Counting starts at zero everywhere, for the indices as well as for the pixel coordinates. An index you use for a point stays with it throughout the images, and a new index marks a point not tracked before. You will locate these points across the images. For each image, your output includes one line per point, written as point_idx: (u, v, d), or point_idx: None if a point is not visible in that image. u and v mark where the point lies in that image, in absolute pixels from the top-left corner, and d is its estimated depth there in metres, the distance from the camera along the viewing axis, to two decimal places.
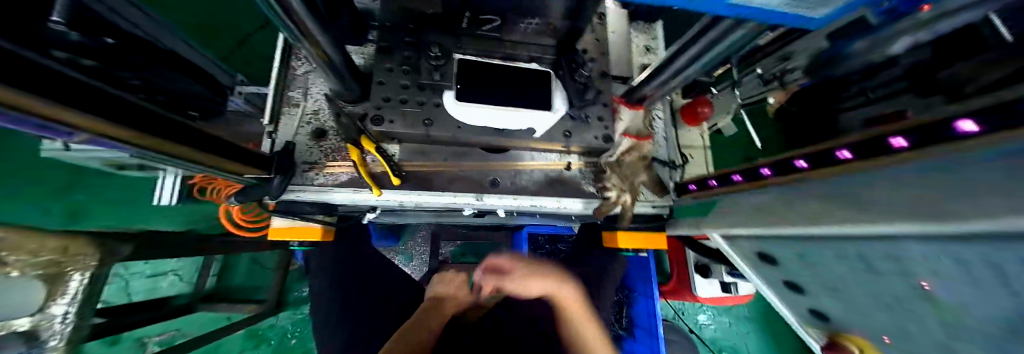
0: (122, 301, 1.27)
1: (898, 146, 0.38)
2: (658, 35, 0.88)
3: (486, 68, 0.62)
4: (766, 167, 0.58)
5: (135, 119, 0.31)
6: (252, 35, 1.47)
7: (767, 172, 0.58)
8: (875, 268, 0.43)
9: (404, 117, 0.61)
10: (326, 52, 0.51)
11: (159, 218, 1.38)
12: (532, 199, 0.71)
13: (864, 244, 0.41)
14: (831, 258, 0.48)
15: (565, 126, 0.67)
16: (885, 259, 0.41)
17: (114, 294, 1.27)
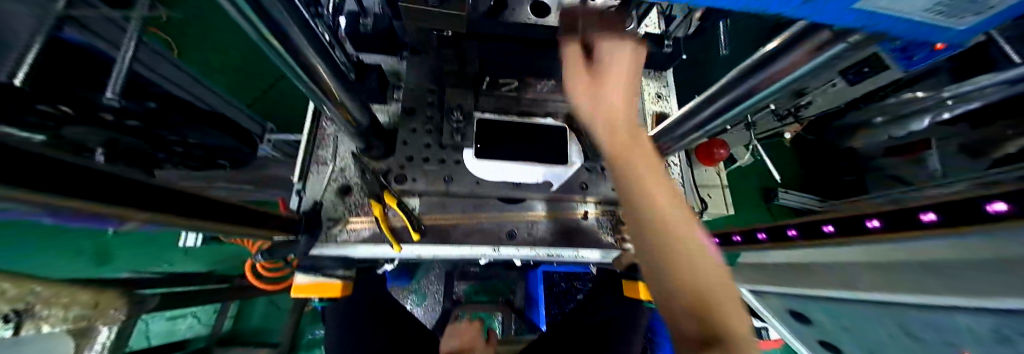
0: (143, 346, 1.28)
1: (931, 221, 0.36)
2: (669, 83, 0.91)
3: (502, 126, 0.65)
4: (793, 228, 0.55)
5: (172, 204, 0.33)
6: (276, 85, 1.60)
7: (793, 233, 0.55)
8: (918, 338, 0.44)
9: (426, 175, 0.64)
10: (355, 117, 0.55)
11: (183, 258, 1.43)
12: (550, 250, 0.70)
13: (901, 309, 0.42)
14: (869, 324, 0.49)
15: (580, 178, 0.68)
16: (927, 329, 0.42)
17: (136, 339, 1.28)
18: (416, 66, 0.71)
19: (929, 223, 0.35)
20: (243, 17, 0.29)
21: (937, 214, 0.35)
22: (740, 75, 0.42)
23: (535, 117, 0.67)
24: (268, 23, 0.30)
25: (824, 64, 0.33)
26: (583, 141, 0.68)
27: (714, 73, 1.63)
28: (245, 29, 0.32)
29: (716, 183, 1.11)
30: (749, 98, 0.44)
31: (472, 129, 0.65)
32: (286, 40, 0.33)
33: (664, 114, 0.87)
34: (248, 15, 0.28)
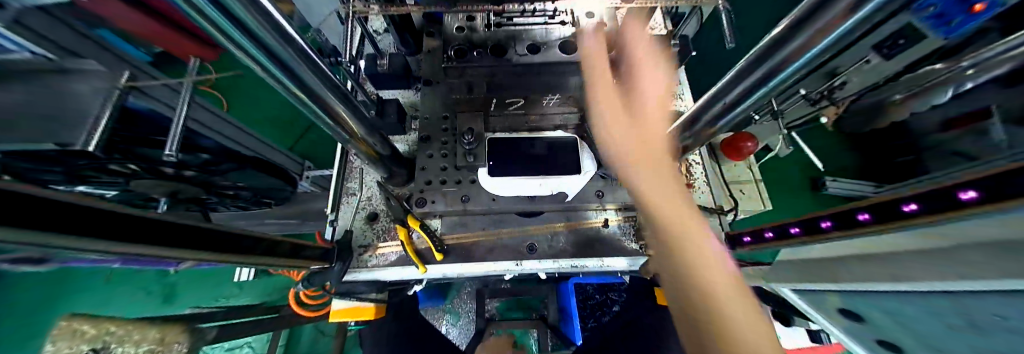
0: None
1: (969, 198, 0.29)
2: (682, 82, 0.90)
3: (511, 143, 0.69)
4: (825, 218, 0.49)
5: (212, 243, 0.37)
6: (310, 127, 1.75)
7: (826, 224, 0.48)
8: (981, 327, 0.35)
9: (444, 197, 0.66)
10: (374, 148, 0.60)
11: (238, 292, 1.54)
12: (574, 261, 0.69)
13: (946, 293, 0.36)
14: (922, 315, 0.41)
15: (596, 186, 0.68)
16: (992, 318, 0.34)
17: None
18: (430, 95, 0.74)
19: (967, 202, 0.29)
20: (266, 70, 0.33)
21: (975, 191, 0.29)
22: (748, 66, 0.41)
23: (544, 131, 0.70)
24: (287, 74, 0.34)
25: (824, 49, 0.33)
26: (594, 150, 0.68)
27: (728, 67, 1.58)
28: (270, 82, 0.36)
29: (750, 179, 1.05)
30: (761, 87, 0.43)
31: (483, 149, 0.67)
32: (305, 87, 0.37)
33: (680, 113, 0.85)
34: (268, 67, 0.32)
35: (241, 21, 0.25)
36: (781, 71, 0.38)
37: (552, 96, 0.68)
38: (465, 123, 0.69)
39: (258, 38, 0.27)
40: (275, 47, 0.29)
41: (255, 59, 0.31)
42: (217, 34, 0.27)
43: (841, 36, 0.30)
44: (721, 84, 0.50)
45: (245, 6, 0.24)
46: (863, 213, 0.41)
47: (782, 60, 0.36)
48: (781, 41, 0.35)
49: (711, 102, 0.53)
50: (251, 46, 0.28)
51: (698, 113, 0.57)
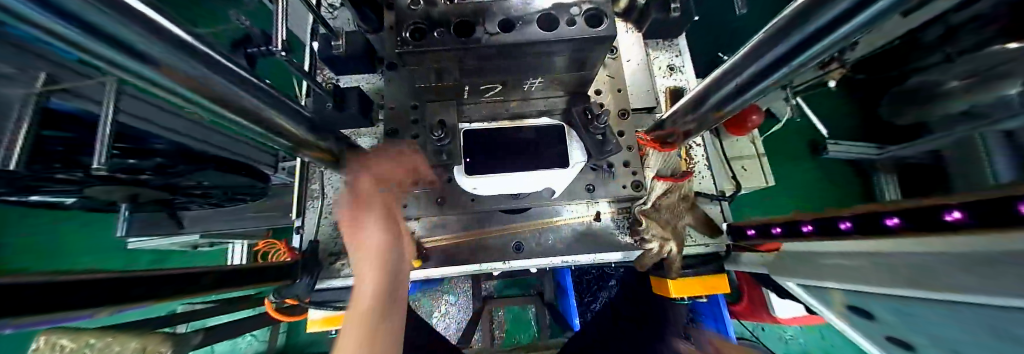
0: None
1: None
2: (683, 51, 0.79)
3: (488, 135, 0.61)
4: (845, 219, 0.41)
5: (126, 290, 0.30)
6: None
7: (845, 225, 0.41)
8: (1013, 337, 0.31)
9: (417, 199, 0.60)
10: (330, 152, 0.52)
11: None
12: (565, 258, 0.65)
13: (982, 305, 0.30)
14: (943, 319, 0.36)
15: (586, 179, 0.60)
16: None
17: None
18: (396, 82, 0.66)
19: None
20: (151, 82, 0.26)
21: None
22: (765, 40, 0.33)
23: (527, 118, 0.63)
24: (183, 81, 0.27)
25: (875, 19, 0.25)
26: (584, 140, 0.60)
27: (729, 33, 1.44)
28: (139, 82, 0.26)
29: (752, 154, 0.97)
30: (782, 65, 0.35)
31: (457, 145, 0.59)
32: (216, 96, 0.30)
33: (680, 88, 0.76)
34: (153, 77, 0.25)
35: (109, 34, 0.19)
36: (808, 48, 0.30)
37: (533, 80, 0.56)
38: (434, 114, 0.60)
39: (132, 47, 0.21)
40: (162, 53, 0.23)
41: (128, 70, 0.24)
42: (68, 50, 0.20)
43: (887, 11, 0.23)
44: (738, 56, 0.40)
45: (122, 19, 0.18)
46: (894, 217, 0.34)
47: (813, 34, 0.28)
48: (809, 12, 0.26)
49: (721, 81, 0.44)
50: (125, 58, 0.22)
51: (701, 95, 0.48)
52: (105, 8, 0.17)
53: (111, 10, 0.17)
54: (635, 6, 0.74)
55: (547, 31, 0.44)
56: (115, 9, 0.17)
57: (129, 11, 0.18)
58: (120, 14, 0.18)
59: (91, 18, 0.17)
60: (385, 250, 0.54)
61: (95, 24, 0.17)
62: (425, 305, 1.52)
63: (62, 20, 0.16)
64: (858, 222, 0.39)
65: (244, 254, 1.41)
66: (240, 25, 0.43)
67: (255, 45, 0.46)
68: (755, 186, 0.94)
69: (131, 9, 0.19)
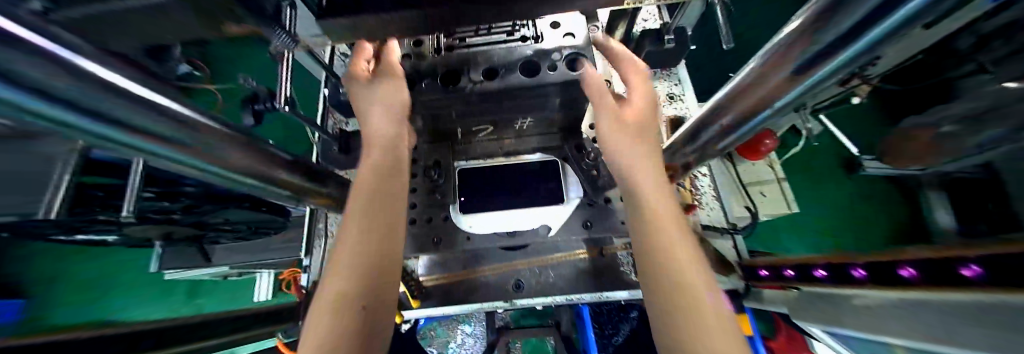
0: None
1: None
2: (683, 80, 0.79)
3: (483, 173, 0.62)
4: (908, 265, 0.38)
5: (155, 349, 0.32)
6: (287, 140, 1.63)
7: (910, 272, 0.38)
8: None
9: (414, 239, 0.59)
10: (328, 194, 0.56)
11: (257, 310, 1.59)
12: (568, 297, 0.61)
13: None
14: None
15: (583, 215, 0.58)
16: None
17: None
18: None
19: None
20: (155, 155, 0.28)
21: None
22: (765, 67, 0.32)
23: (522, 154, 0.63)
24: (187, 151, 0.29)
25: (867, 49, 0.23)
26: (578, 173, 0.60)
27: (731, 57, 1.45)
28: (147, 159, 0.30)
29: (771, 178, 0.91)
30: (783, 92, 0.33)
31: (452, 184, 0.61)
32: (217, 159, 0.33)
33: (681, 117, 0.75)
34: (159, 152, 0.28)
35: (120, 120, 0.21)
36: (808, 75, 0.29)
37: (523, 120, 0.58)
38: (430, 155, 0.63)
39: (139, 128, 0.23)
40: (165, 129, 0.25)
41: (134, 150, 0.26)
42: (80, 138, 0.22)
43: (878, 38, 0.22)
44: (730, 88, 0.40)
45: (126, 104, 0.21)
46: (981, 269, 0.31)
47: (813, 60, 0.27)
48: (808, 38, 0.26)
49: (719, 112, 0.43)
50: (131, 139, 0.24)
51: (696, 128, 0.48)
52: (110, 96, 0.19)
53: (115, 97, 0.20)
54: (629, 40, 0.75)
55: (529, 77, 0.48)
56: (119, 97, 0.20)
57: (130, 95, 0.21)
58: (123, 99, 0.20)
59: (103, 108, 0.19)
60: (356, 292, 0.40)
61: (104, 112, 0.20)
62: (439, 336, 1.41)
63: (78, 115, 0.18)
64: (920, 270, 0.37)
65: (267, 284, 1.47)
66: (247, 85, 0.50)
67: (261, 100, 0.53)
68: (776, 212, 0.88)
69: (131, 94, 0.21)
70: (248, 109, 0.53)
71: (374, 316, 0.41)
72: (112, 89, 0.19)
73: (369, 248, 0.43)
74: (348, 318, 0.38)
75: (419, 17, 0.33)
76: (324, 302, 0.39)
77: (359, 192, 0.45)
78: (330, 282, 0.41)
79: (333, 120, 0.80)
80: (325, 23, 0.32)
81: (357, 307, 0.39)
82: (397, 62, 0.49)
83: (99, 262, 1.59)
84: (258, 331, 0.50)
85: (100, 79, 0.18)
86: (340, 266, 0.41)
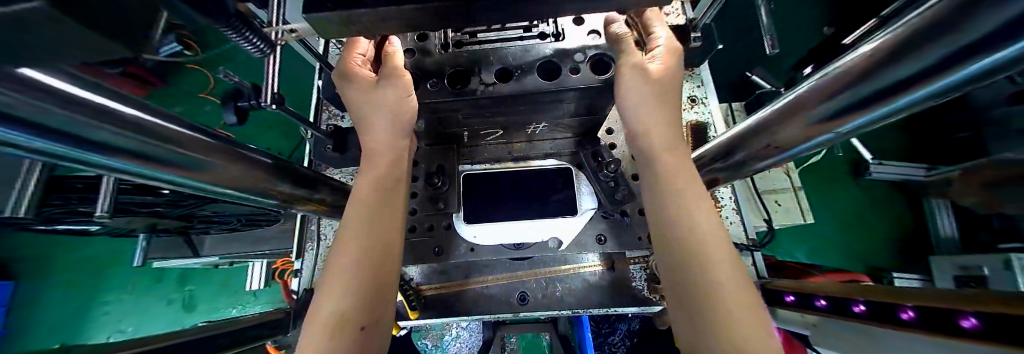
0: None
1: None
2: (706, 81, 0.73)
3: (489, 179, 0.58)
4: (908, 308, 0.32)
5: None
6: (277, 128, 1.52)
7: (909, 315, 0.32)
8: None
9: (414, 249, 0.55)
10: (320, 199, 0.51)
11: (250, 301, 1.56)
12: (574, 311, 0.58)
13: None
14: None
15: (597, 228, 0.54)
16: None
17: None
18: None
19: None
20: (107, 167, 0.26)
21: None
22: (818, 89, 0.28)
23: (532, 159, 0.59)
24: (143, 162, 0.27)
25: (961, 81, 0.20)
26: (593, 183, 0.55)
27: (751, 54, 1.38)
28: (93, 167, 0.26)
29: (787, 187, 0.88)
30: (842, 121, 0.29)
31: (456, 190, 0.56)
32: (189, 169, 0.30)
33: (703, 123, 0.70)
34: (115, 164, 0.26)
35: (51, 127, 0.19)
36: (877, 105, 0.25)
37: (535, 125, 0.54)
38: (433, 158, 0.57)
39: (83, 137, 0.21)
40: (114, 138, 0.23)
41: (78, 160, 0.24)
42: (13, 150, 0.21)
43: (973, 73, 0.18)
44: (776, 104, 0.35)
45: (55, 107, 0.18)
46: (909, 311, 0.32)
47: (888, 88, 0.23)
48: (887, 63, 0.22)
49: (755, 133, 0.39)
50: (70, 148, 0.22)
51: (730, 145, 0.43)
52: (30, 97, 0.17)
53: (39, 99, 0.17)
54: None
55: (548, 80, 0.43)
56: (49, 97, 0.18)
57: (66, 97, 0.19)
58: (54, 103, 0.18)
59: (19, 112, 0.17)
60: (355, 312, 0.36)
61: (23, 117, 0.18)
62: (434, 329, 1.38)
63: None
64: (923, 315, 0.30)
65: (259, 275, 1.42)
66: (229, 80, 0.44)
67: (245, 97, 0.48)
68: (790, 223, 0.85)
69: (63, 93, 0.19)
70: (230, 106, 0.47)
71: (372, 338, 0.37)
72: (37, 91, 0.17)
73: (369, 261, 0.39)
74: (344, 342, 0.34)
75: (428, 15, 0.28)
76: (316, 323, 0.35)
77: (361, 199, 0.41)
78: (323, 300, 0.36)
79: (326, 112, 0.73)
80: (315, 16, 0.26)
81: (357, 326, 0.35)
82: (401, 61, 0.44)
83: (72, 253, 1.52)
84: (249, 346, 0.48)
85: (16, 79, 0.16)
86: (336, 281, 0.37)
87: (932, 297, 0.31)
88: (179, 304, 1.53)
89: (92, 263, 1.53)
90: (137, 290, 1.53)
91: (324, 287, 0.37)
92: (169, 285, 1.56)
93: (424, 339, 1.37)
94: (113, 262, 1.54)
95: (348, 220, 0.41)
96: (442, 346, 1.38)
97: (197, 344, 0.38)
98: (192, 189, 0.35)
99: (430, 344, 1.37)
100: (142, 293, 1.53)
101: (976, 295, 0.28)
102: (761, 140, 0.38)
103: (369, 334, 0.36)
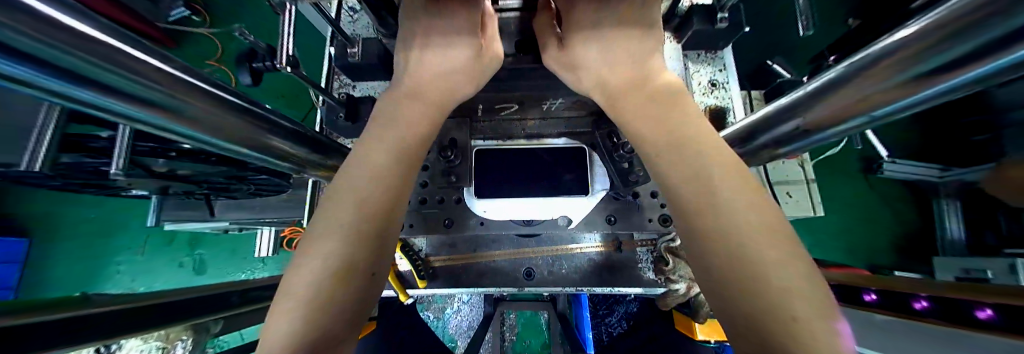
0: (238, 341, 1.41)
1: None
2: (728, 65, 0.70)
3: (501, 154, 0.58)
4: (920, 299, 0.33)
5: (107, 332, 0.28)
6: (296, 94, 1.49)
7: (922, 305, 0.33)
8: None
9: (425, 220, 0.56)
10: (332, 167, 0.52)
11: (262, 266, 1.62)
12: (579, 288, 0.60)
13: None
14: None
15: (607, 209, 0.54)
16: None
17: (230, 336, 1.41)
18: None
19: None
20: (125, 117, 0.26)
21: None
22: (848, 76, 0.28)
23: (546, 138, 0.59)
24: (167, 116, 0.26)
25: (994, 73, 0.19)
26: (607, 164, 0.55)
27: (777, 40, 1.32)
28: (108, 117, 0.25)
29: (799, 179, 0.87)
30: (873, 107, 0.28)
31: (467, 164, 0.55)
32: (208, 126, 0.30)
33: (722, 108, 0.68)
34: (136, 115, 0.25)
35: (71, 72, 0.19)
36: (907, 94, 0.24)
37: (552, 101, 0.53)
38: (447, 133, 0.57)
39: (97, 82, 0.20)
40: (130, 86, 0.22)
41: (101, 109, 0.23)
42: (33, 93, 0.20)
43: (1011, 63, 0.18)
44: (805, 87, 0.34)
45: (77, 50, 0.18)
46: (923, 301, 0.33)
47: (919, 79, 0.23)
48: (925, 52, 0.21)
49: (777, 119, 0.38)
50: (93, 96, 0.21)
51: (752, 129, 0.42)
52: (54, 38, 0.17)
53: (61, 40, 0.17)
54: (675, 13, 0.66)
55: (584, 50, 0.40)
56: (67, 37, 0.17)
57: (84, 40, 0.18)
58: (77, 47, 0.18)
59: (38, 52, 0.16)
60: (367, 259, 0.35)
61: (48, 60, 0.17)
62: (436, 302, 1.45)
63: None
64: (937, 305, 0.31)
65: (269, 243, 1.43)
66: (245, 40, 0.42)
67: (259, 58, 0.47)
68: (798, 215, 0.85)
69: (86, 34, 0.18)
70: (245, 67, 0.47)
71: (376, 287, 0.36)
72: (52, 28, 0.16)
73: (370, 205, 0.36)
74: (355, 284, 0.34)
75: None
76: (310, 272, 0.32)
77: (367, 151, 0.39)
78: (315, 248, 0.33)
79: (337, 81, 0.72)
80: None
81: (367, 274, 0.35)
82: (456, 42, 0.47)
83: (83, 215, 1.56)
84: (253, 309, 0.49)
85: (18, 8, 0.15)
86: (330, 226, 0.34)
87: (952, 291, 0.32)
88: (191, 264, 1.61)
89: (104, 225, 1.57)
90: (149, 251, 1.60)
91: (314, 234, 0.34)
92: (180, 246, 1.62)
93: (426, 311, 1.43)
94: (126, 224, 1.60)
95: (347, 170, 0.37)
96: (444, 318, 1.44)
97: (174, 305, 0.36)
98: (202, 146, 0.34)
99: (432, 316, 1.43)
100: (153, 254, 1.60)
101: (991, 291, 0.29)
102: (784, 126, 0.37)
103: (377, 280, 0.36)
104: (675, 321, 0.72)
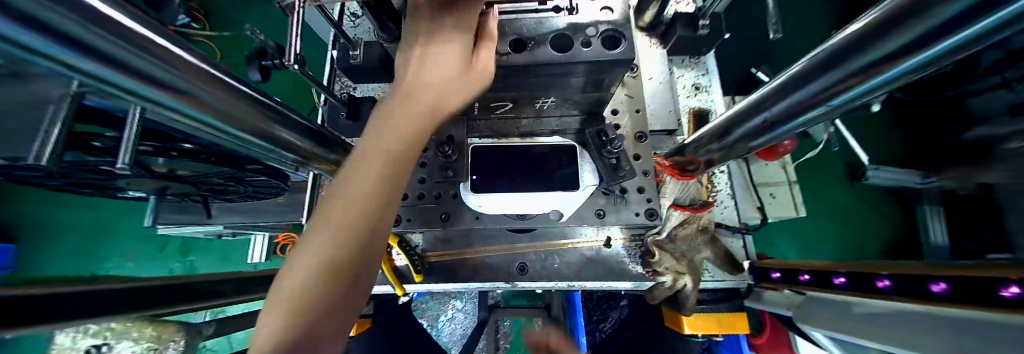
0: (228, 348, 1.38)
1: None
2: (711, 71, 0.74)
3: (496, 151, 0.60)
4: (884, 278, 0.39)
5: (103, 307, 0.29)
6: (299, 92, 1.53)
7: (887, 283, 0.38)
8: None
9: (421, 214, 0.58)
10: (334, 162, 0.54)
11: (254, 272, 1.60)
12: (571, 282, 0.62)
13: None
14: None
15: (597, 203, 0.57)
16: None
17: (220, 343, 1.38)
18: None
19: None
20: (147, 100, 0.28)
21: None
22: (803, 72, 0.31)
23: (539, 136, 0.62)
24: (186, 101, 0.29)
25: (924, 61, 0.22)
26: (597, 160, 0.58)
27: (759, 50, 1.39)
28: (129, 97, 0.27)
29: (782, 181, 0.91)
30: (831, 97, 0.31)
31: (463, 160, 0.57)
32: (221, 114, 0.33)
33: (705, 110, 0.72)
34: (157, 98, 0.27)
35: (108, 54, 0.21)
36: (854, 84, 0.28)
37: (544, 100, 0.55)
38: (444, 130, 0.59)
39: (128, 65, 0.23)
40: (157, 70, 0.25)
41: (127, 90, 0.25)
42: (69, 72, 0.22)
43: (932, 53, 0.21)
44: (770, 84, 0.37)
45: (115, 36, 0.20)
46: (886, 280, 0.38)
47: (860, 71, 0.26)
48: (859, 48, 0.24)
49: (749, 114, 0.41)
50: (122, 77, 0.23)
51: (728, 125, 0.45)
52: (98, 25, 0.19)
53: (102, 26, 0.19)
54: (660, 22, 0.71)
55: (561, 53, 0.45)
56: (108, 26, 0.19)
57: (120, 27, 0.20)
58: (115, 33, 0.20)
59: (82, 35, 0.18)
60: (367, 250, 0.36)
61: (92, 44, 0.20)
62: (430, 309, 1.44)
63: (23, 23, 0.15)
64: None
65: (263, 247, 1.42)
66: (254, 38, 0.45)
67: (268, 56, 0.50)
68: (782, 214, 0.88)
69: (124, 23, 0.20)
70: (254, 64, 0.50)
71: None
72: (96, 17, 0.19)
73: None
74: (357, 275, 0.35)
75: None
76: None
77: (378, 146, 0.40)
78: None
79: (339, 83, 0.75)
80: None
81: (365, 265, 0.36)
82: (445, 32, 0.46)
83: (78, 219, 1.56)
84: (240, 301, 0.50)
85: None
86: None
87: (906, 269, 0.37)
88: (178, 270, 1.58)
89: (94, 229, 1.56)
90: (135, 257, 1.57)
91: None
92: (167, 252, 1.59)
93: (421, 318, 1.42)
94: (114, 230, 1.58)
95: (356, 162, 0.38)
96: (438, 326, 1.43)
97: (167, 292, 0.37)
98: (214, 133, 0.36)
99: (426, 323, 1.42)
100: (139, 260, 1.57)
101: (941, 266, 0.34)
102: (755, 120, 0.41)
103: None
104: (666, 317, 0.74)
